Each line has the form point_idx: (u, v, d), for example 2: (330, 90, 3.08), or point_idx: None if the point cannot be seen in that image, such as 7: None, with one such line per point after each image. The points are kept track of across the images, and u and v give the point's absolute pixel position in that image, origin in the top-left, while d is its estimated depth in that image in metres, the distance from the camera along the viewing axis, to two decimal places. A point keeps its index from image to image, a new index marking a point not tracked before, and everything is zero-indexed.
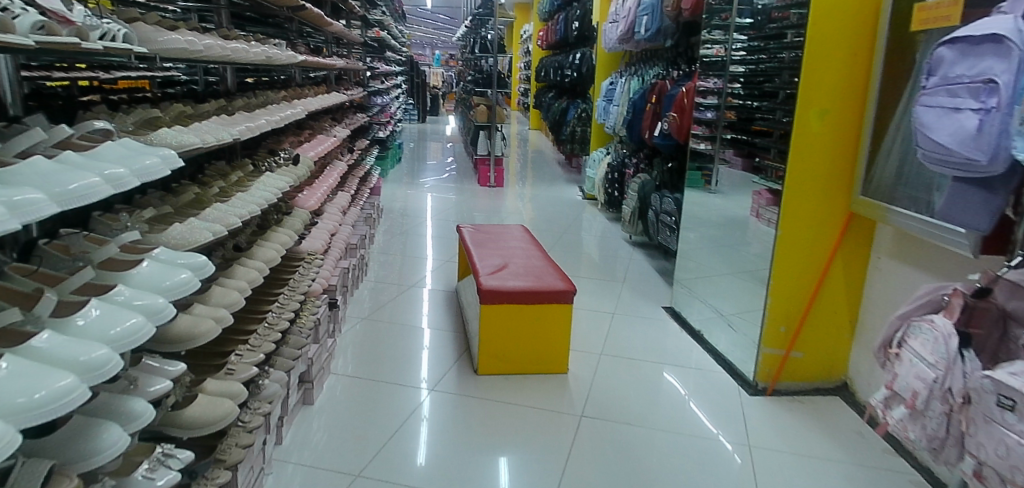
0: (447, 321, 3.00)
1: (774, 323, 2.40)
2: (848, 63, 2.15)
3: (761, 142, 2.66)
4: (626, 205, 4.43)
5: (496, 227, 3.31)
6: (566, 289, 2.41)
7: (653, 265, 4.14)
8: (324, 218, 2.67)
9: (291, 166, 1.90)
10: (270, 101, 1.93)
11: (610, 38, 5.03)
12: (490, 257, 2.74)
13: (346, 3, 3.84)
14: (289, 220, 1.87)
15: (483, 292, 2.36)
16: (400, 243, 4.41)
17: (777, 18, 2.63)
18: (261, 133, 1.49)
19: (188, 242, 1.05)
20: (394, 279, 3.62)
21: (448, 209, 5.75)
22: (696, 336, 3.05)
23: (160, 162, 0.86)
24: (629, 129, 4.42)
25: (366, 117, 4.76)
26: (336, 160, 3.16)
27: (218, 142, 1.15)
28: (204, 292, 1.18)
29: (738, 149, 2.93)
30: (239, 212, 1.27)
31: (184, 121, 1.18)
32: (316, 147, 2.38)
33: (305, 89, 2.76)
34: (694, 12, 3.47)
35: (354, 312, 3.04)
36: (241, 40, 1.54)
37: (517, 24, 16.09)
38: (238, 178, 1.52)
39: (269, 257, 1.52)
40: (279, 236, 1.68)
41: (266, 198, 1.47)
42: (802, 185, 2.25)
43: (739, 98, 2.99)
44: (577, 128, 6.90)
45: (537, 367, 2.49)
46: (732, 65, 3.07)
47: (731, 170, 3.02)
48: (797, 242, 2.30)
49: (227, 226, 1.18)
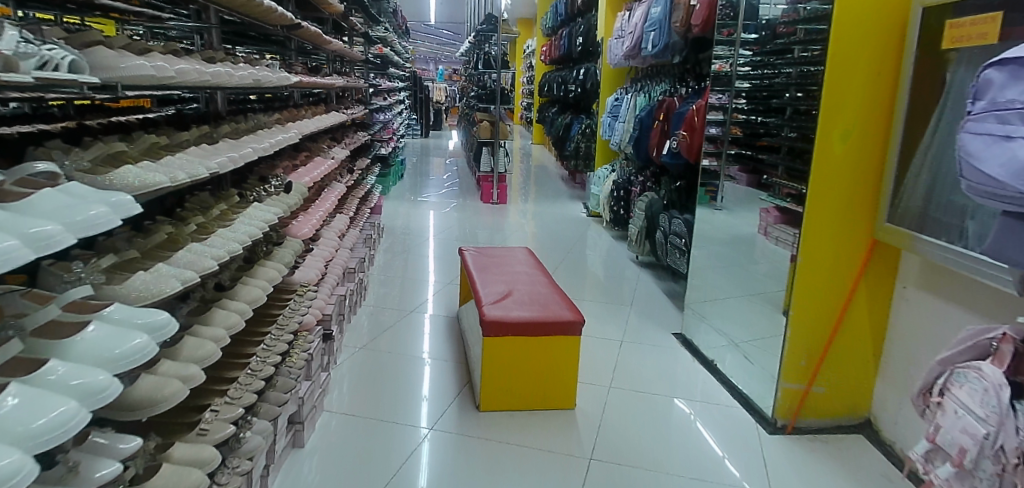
0: (448, 352, 2.87)
1: (794, 356, 2.26)
2: (872, 83, 2.04)
3: (767, 158, 2.63)
4: (633, 224, 4.31)
5: (499, 250, 3.19)
6: (574, 320, 2.28)
7: (661, 287, 4.01)
8: (321, 244, 2.55)
9: (283, 194, 1.79)
10: (262, 124, 1.82)
11: (615, 55, 4.94)
12: (494, 284, 2.62)
13: (347, 20, 3.76)
14: (279, 251, 1.75)
15: (486, 324, 2.23)
16: (401, 263, 4.30)
17: (783, 33, 2.65)
18: (247, 162, 1.39)
19: (151, 294, 0.93)
20: (394, 302, 3.50)
21: (450, 226, 5.65)
22: (708, 365, 2.91)
23: (108, 210, 0.75)
24: (635, 147, 4.31)
25: (367, 134, 4.68)
26: (335, 182, 3.05)
27: (190, 179, 1.04)
28: (175, 345, 1.11)
29: (744, 164, 2.92)
30: (217, 253, 1.15)
31: (155, 153, 1.08)
32: (313, 170, 2.27)
33: (301, 109, 2.66)
34: (705, 27, 3.37)
35: (351, 340, 2.91)
36: (226, 63, 1.44)
37: (520, 39, 16.10)
38: (221, 211, 1.41)
39: (254, 297, 1.41)
40: (268, 271, 1.57)
41: (251, 233, 1.35)
42: (825, 211, 2.12)
43: (744, 113, 2.95)
44: (582, 143, 6.81)
45: (543, 402, 2.35)
46: (738, 80, 2.98)
47: (737, 185, 2.99)
48: (819, 271, 2.17)
49: (199, 271, 1.07)
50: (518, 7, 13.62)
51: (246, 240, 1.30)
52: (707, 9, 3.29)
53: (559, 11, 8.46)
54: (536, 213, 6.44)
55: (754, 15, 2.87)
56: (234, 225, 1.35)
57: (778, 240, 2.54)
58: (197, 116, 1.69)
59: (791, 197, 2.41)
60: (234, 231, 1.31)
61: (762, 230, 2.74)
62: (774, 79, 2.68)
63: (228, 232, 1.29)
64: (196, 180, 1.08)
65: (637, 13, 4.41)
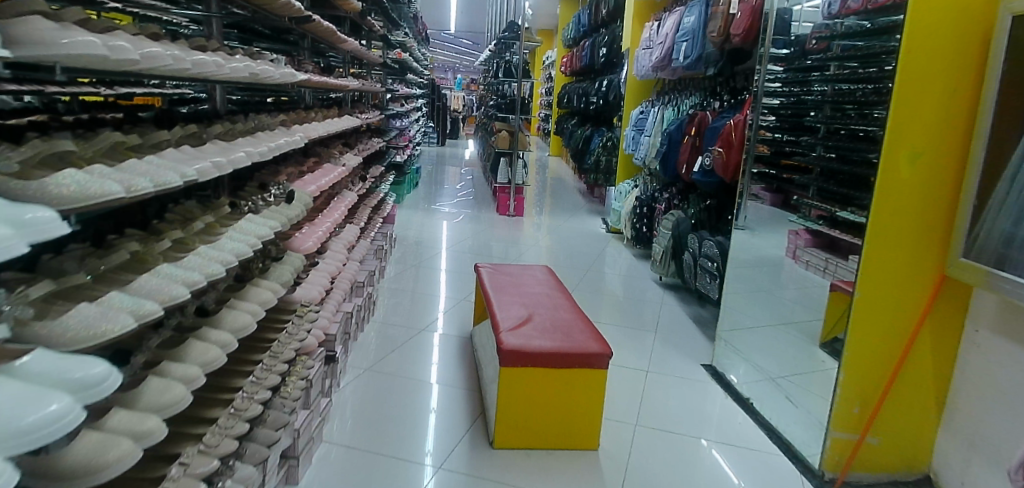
0: (459, 378, 2.65)
1: (847, 403, 2.03)
2: (949, 100, 1.82)
3: (799, 179, 2.66)
4: (657, 243, 4.09)
5: (517, 268, 2.99)
6: (601, 352, 2.05)
7: (686, 311, 3.78)
8: (326, 258, 2.36)
9: (284, 204, 1.59)
10: (264, 125, 1.64)
11: (642, 66, 4.75)
12: (512, 306, 2.41)
13: (366, 22, 3.61)
14: (276, 269, 1.56)
15: (503, 352, 2.02)
16: (412, 276, 4.10)
17: (812, 51, 2.67)
18: (238, 167, 1.19)
19: (89, 337, 0.73)
20: (404, 319, 3.29)
21: (464, 238, 5.45)
22: (742, 404, 2.67)
23: (11, 231, 0.56)
24: (662, 162, 4.09)
25: (382, 141, 4.52)
26: (346, 190, 2.88)
27: (154, 188, 0.85)
28: (134, 389, 0.93)
29: (767, 183, 2.86)
30: (191, 277, 0.96)
31: (112, 158, 0.88)
32: (321, 178, 2.07)
33: (312, 112, 2.48)
34: (745, 37, 3.15)
35: (356, 361, 2.70)
36: (215, 53, 1.25)
37: (541, 50, 16.00)
38: (205, 224, 1.22)
39: (242, 324, 1.22)
40: (260, 292, 1.37)
41: (238, 252, 1.16)
42: (888, 241, 1.90)
43: (772, 131, 2.84)
44: (602, 157, 6.58)
45: (563, 441, 2.13)
46: (764, 96, 2.87)
47: (759, 205, 2.92)
48: (879, 309, 1.95)
49: (161, 302, 0.87)
50: (540, 17, 13.50)
51: (230, 261, 1.10)
52: (750, 18, 3.07)
53: (582, 22, 8.29)
54: (552, 227, 6.23)
55: (785, 30, 2.76)
56: (216, 241, 1.15)
57: (808, 263, 2.61)
58: (190, 115, 1.51)
59: (824, 219, 2.48)
60: (216, 249, 1.11)
61: (789, 253, 2.78)
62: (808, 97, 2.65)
63: (207, 248, 1.09)
64: (164, 189, 0.88)
65: (669, 23, 4.21)
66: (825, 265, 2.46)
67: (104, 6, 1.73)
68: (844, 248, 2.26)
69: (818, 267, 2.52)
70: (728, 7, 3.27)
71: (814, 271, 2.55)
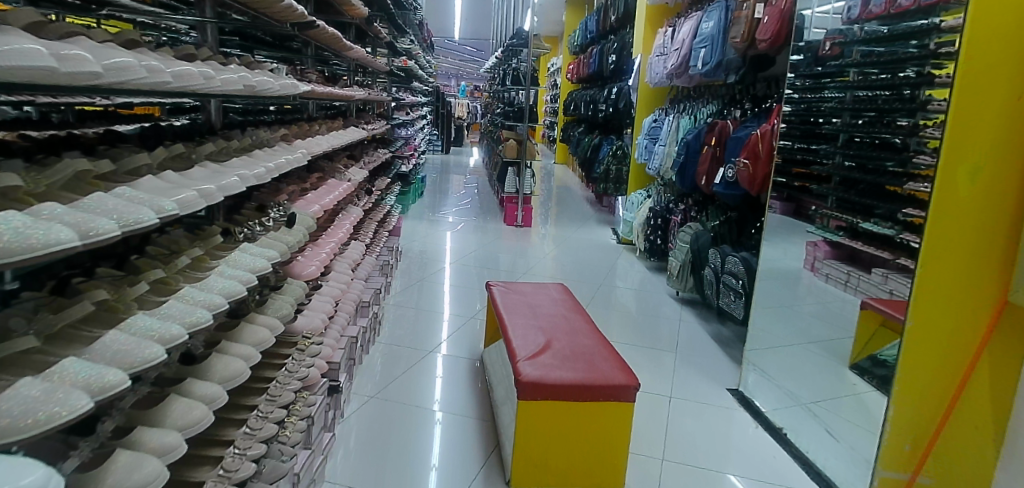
0: (470, 407, 2.48)
1: (898, 438, 1.89)
2: (1010, 110, 1.67)
3: (816, 189, 2.68)
4: (673, 257, 3.93)
5: (530, 287, 2.83)
6: (628, 385, 1.88)
7: (706, 329, 3.61)
8: (330, 280, 2.21)
9: (284, 229, 1.44)
10: (262, 141, 1.50)
11: (656, 73, 4.61)
12: (530, 331, 2.25)
13: (372, 28, 3.47)
14: (275, 300, 1.41)
15: (521, 385, 1.85)
16: (417, 292, 3.94)
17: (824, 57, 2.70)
18: (230, 195, 1.05)
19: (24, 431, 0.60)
20: (410, 340, 3.13)
21: (471, 250, 5.29)
22: (776, 434, 2.49)
23: None
24: (679, 173, 3.94)
25: (388, 151, 4.37)
26: (351, 204, 2.74)
27: (121, 229, 0.74)
28: (98, 468, 0.80)
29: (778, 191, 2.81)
30: (165, 332, 0.84)
31: (68, 198, 0.75)
32: (324, 196, 1.93)
33: (316, 124, 2.34)
34: (773, 43, 3.01)
35: (360, 388, 2.54)
36: (204, 64, 1.12)
37: (546, 57, 15.89)
38: (191, 258, 1.09)
39: (232, 373, 1.08)
40: (256, 332, 1.23)
41: (228, 292, 1.02)
42: (943, 266, 1.77)
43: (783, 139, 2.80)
44: (612, 166, 6.42)
45: (586, 481, 1.96)
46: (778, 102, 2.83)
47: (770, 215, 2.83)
48: (934, 339, 1.81)
49: (124, 368, 0.76)
50: (546, 24, 13.36)
51: (218, 305, 0.97)
52: (778, 22, 2.94)
53: (590, 28, 8.15)
54: (560, 238, 6.06)
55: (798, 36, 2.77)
56: (201, 282, 1.02)
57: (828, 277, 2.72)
58: (182, 132, 1.37)
59: (845, 230, 2.54)
60: (200, 290, 0.99)
61: (807, 265, 2.82)
62: (823, 104, 2.69)
63: (190, 291, 0.97)
64: (133, 230, 0.77)
65: (684, 28, 4.07)
66: (847, 278, 2.59)
67: (98, 13, 1.61)
68: (867, 261, 2.39)
69: (839, 281, 2.64)
70: (752, 11, 3.14)
71: (835, 284, 2.67)
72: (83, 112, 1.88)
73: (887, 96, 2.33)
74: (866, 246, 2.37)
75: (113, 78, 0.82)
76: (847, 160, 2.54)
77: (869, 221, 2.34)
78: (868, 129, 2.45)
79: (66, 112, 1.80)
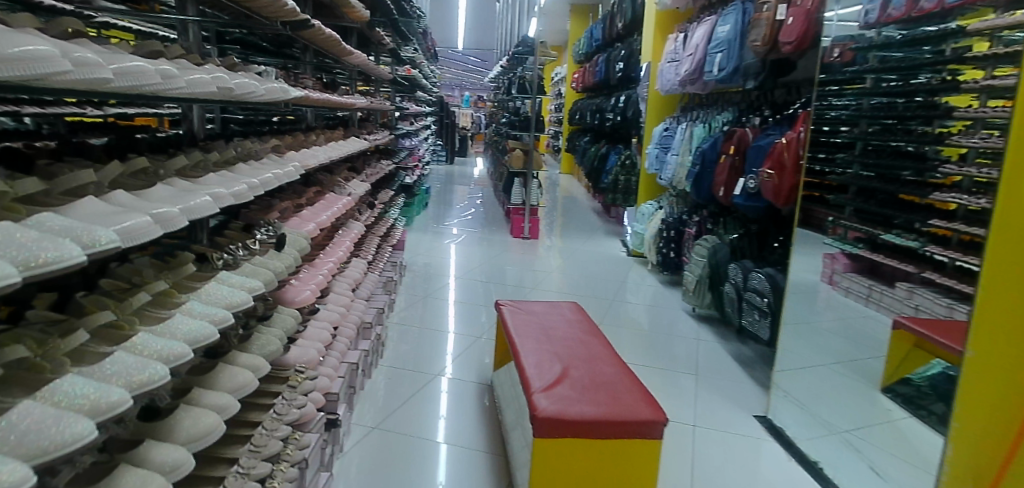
0: (479, 438, 2.30)
1: (956, 480, 1.73)
2: None
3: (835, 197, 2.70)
4: (689, 272, 3.75)
5: (542, 306, 2.65)
6: (655, 420, 1.70)
7: (725, 348, 3.43)
8: (329, 304, 2.05)
9: (272, 252, 1.28)
10: (248, 153, 1.34)
11: (667, 81, 4.46)
12: (544, 359, 2.06)
13: (374, 34, 3.31)
14: (260, 335, 1.24)
15: (538, 421, 1.67)
16: (422, 310, 3.77)
17: (836, 63, 2.62)
18: (199, 217, 0.89)
19: None
20: (415, 362, 2.96)
21: (477, 264, 5.12)
22: (811, 467, 2.30)
23: None
24: (695, 184, 3.77)
25: (390, 162, 4.21)
26: (352, 220, 2.58)
27: (22, 273, 0.59)
28: None
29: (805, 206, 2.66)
30: (97, 402, 0.71)
31: None
32: (320, 213, 1.77)
33: (312, 134, 2.18)
34: (797, 46, 2.86)
35: (360, 417, 2.37)
36: (168, 63, 0.96)
37: (551, 66, 15.75)
38: (154, 294, 0.94)
39: (201, 432, 0.92)
40: (235, 375, 1.06)
41: (191, 339, 0.88)
42: (1007, 290, 1.59)
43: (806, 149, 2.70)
44: (620, 176, 6.25)
45: None
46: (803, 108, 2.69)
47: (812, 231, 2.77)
48: (999, 373, 1.62)
49: (25, 459, 0.61)
50: (550, 33, 13.27)
51: (178, 356, 0.84)
52: (804, 24, 2.78)
53: (596, 37, 8.00)
54: (567, 250, 5.88)
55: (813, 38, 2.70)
56: (157, 327, 0.87)
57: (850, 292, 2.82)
58: (158, 142, 1.22)
59: (864, 241, 2.65)
60: (158, 336, 0.85)
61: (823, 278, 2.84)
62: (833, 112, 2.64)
63: (145, 340, 0.83)
64: (44, 272, 0.62)
65: (697, 33, 3.92)
66: (868, 294, 2.68)
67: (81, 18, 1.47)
68: (888, 275, 2.54)
69: (859, 296, 2.72)
70: (774, 13, 2.98)
71: (854, 299, 2.76)
72: (76, 123, 1.76)
73: (904, 102, 2.44)
74: (887, 258, 2.51)
75: (20, 74, 0.66)
76: (864, 170, 2.63)
77: (890, 232, 2.47)
78: (883, 136, 2.56)
79: (58, 124, 1.68)
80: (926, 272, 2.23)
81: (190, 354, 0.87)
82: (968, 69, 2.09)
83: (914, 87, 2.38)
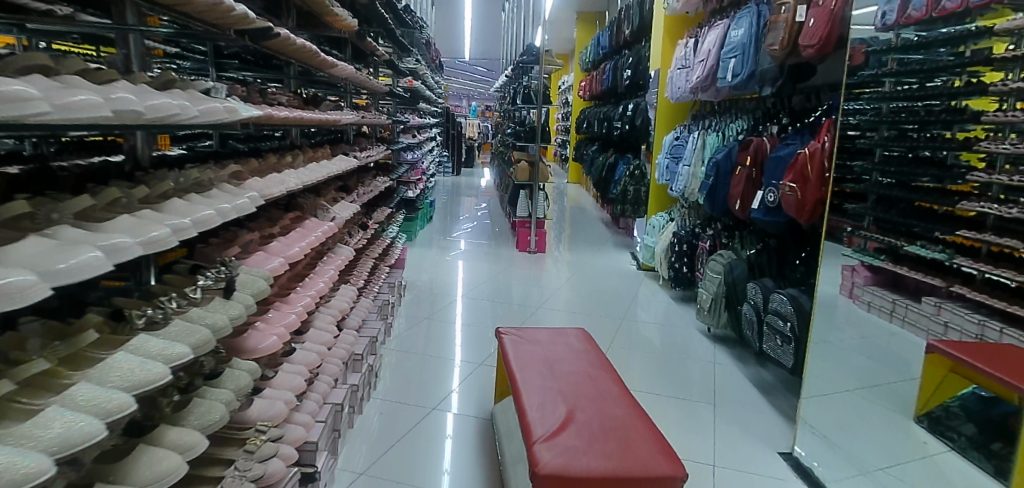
0: (477, 485, 2.09)
1: None
2: None
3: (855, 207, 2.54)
4: (703, 291, 3.52)
5: (546, 334, 2.45)
6: (672, 476, 1.49)
7: (743, 372, 3.21)
8: (309, 341, 1.87)
9: (217, 301, 1.10)
10: (192, 183, 1.15)
11: (677, 88, 4.27)
12: (547, 399, 1.86)
13: (368, 44, 3.14)
14: (202, 401, 1.08)
15: (538, 479, 1.47)
16: (422, 333, 3.58)
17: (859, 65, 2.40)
18: (70, 282, 0.67)
19: None
20: (411, 394, 2.76)
21: (482, 280, 4.92)
22: None
23: None
24: (709, 198, 3.55)
25: (388, 177, 4.04)
26: (340, 244, 2.39)
27: None
28: None
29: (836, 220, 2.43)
30: None
31: None
32: (293, 245, 1.58)
33: (291, 154, 2.00)
34: (820, 50, 2.64)
35: (347, 462, 2.17)
36: (58, 79, 0.75)
37: (558, 74, 15.57)
38: (29, 379, 0.78)
39: None
40: (157, 462, 0.88)
41: (60, 444, 0.69)
42: None
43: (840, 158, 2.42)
44: (628, 187, 6.05)
45: None
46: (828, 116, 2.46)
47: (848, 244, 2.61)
48: None
49: None
50: (556, 40, 13.11)
51: (33, 473, 0.63)
52: (827, 25, 2.57)
53: (603, 44, 7.82)
54: (575, 264, 5.68)
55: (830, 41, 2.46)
56: (16, 428, 0.68)
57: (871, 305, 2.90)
58: (76, 178, 1.03)
59: (885, 252, 2.74)
60: (12, 446, 0.65)
61: (846, 292, 2.91)
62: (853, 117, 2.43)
63: None
64: None
65: (709, 38, 3.73)
66: (892, 308, 2.93)
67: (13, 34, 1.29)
68: (914, 288, 2.70)
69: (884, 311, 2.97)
70: (793, 15, 2.78)
71: (878, 313, 2.99)
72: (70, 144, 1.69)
73: (924, 106, 2.57)
74: (912, 270, 2.66)
75: None
76: (885, 178, 2.64)
77: (915, 244, 2.62)
78: (901, 142, 2.63)
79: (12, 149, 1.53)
80: (955, 285, 2.42)
81: (54, 467, 0.66)
82: (984, 72, 2.32)
83: (931, 91, 2.54)
